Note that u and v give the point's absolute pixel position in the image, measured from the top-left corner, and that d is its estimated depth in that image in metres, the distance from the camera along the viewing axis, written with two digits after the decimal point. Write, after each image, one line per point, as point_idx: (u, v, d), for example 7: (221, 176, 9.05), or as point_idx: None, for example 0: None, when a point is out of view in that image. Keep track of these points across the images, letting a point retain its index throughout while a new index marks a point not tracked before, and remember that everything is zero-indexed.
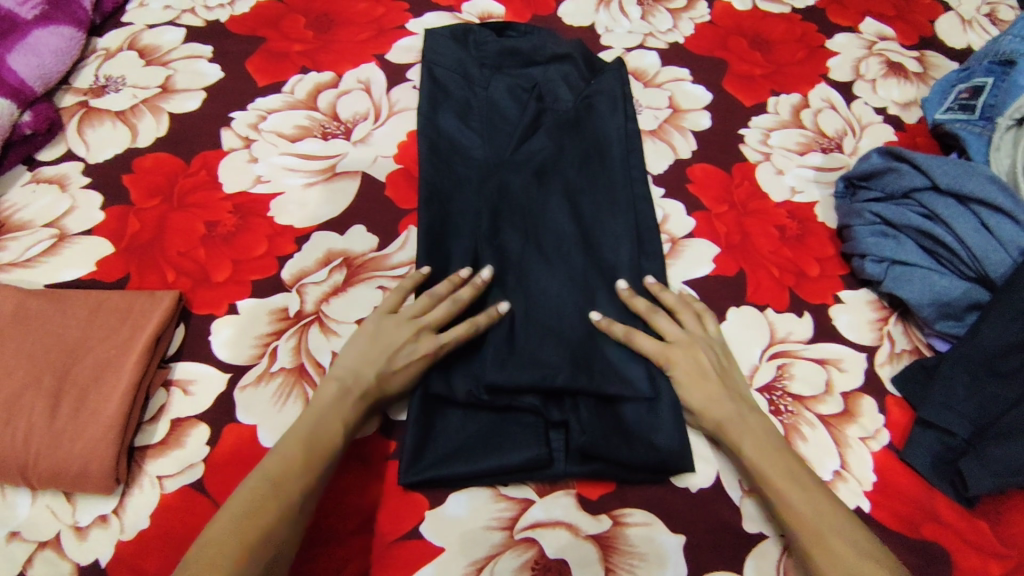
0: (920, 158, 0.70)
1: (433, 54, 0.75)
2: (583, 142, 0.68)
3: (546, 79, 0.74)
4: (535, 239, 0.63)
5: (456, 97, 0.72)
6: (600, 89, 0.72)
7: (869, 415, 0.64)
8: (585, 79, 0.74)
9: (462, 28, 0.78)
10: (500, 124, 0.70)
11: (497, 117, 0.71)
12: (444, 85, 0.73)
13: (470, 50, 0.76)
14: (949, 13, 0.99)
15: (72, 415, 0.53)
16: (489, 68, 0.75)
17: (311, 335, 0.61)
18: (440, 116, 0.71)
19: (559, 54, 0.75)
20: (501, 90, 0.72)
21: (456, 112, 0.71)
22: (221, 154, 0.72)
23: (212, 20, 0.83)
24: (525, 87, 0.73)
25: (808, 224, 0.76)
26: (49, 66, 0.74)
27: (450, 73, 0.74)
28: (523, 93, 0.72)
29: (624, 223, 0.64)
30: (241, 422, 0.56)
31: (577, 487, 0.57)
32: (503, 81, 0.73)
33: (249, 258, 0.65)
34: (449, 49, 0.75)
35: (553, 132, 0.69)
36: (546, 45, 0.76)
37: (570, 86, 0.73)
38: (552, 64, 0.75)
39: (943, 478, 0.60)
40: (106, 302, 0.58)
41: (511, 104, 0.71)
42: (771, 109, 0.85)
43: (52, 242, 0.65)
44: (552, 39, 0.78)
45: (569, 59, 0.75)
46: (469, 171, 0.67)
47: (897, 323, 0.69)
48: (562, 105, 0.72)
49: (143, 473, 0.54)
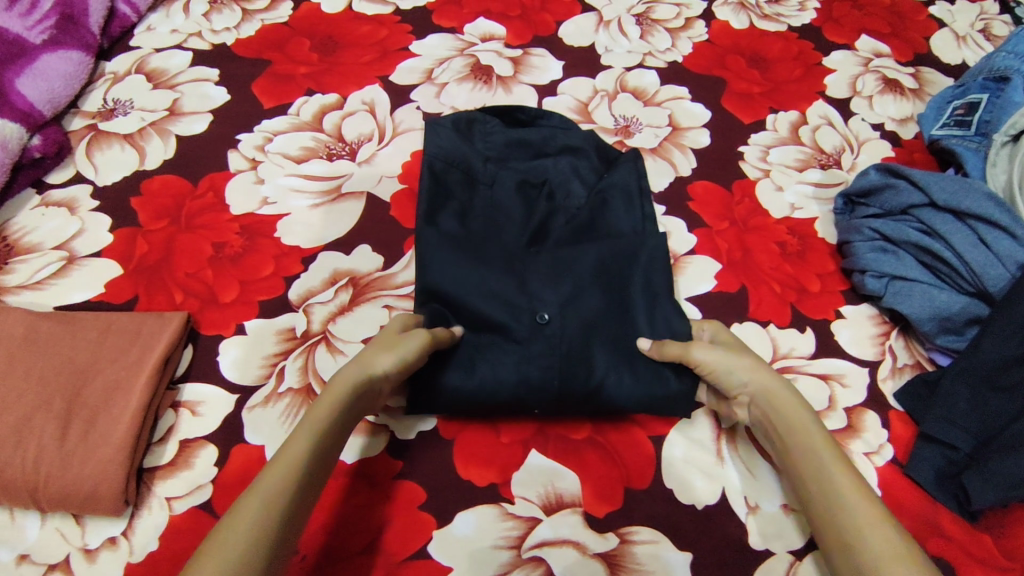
0: (917, 174, 0.71)
1: (433, 145, 0.70)
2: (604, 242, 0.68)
3: (557, 173, 0.72)
4: (577, 346, 0.58)
5: (458, 200, 0.68)
6: (615, 181, 0.70)
7: (872, 430, 0.64)
8: (597, 170, 0.73)
9: (466, 116, 0.74)
10: (506, 226, 0.68)
11: (502, 220, 0.68)
12: (447, 186, 0.69)
13: (474, 143, 0.72)
14: (944, 29, 1.01)
15: (82, 437, 0.53)
16: (494, 162, 0.72)
17: (318, 355, 0.61)
18: (441, 216, 0.67)
19: (571, 147, 0.73)
20: (508, 189, 0.70)
21: (456, 213, 0.67)
22: (228, 175, 0.73)
23: (219, 43, 0.85)
24: (533, 183, 0.71)
25: (808, 240, 0.76)
26: (58, 91, 0.75)
27: (450, 168, 0.69)
28: (532, 191, 0.70)
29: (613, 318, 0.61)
30: (249, 442, 0.57)
31: (584, 505, 0.57)
32: (511, 177, 0.71)
33: (256, 278, 0.66)
34: (449, 137, 0.71)
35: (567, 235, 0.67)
36: (557, 133, 0.74)
37: (580, 179, 0.72)
38: (564, 155, 0.73)
39: (946, 493, 0.60)
40: (116, 324, 0.58)
41: (518, 203, 0.69)
42: (769, 126, 0.86)
43: (61, 264, 0.66)
44: (569, 130, 0.75)
45: (581, 152, 0.73)
46: (493, 270, 0.61)
47: (898, 337, 0.70)
48: (575, 202, 0.70)
49: (151, 494, 0.54)
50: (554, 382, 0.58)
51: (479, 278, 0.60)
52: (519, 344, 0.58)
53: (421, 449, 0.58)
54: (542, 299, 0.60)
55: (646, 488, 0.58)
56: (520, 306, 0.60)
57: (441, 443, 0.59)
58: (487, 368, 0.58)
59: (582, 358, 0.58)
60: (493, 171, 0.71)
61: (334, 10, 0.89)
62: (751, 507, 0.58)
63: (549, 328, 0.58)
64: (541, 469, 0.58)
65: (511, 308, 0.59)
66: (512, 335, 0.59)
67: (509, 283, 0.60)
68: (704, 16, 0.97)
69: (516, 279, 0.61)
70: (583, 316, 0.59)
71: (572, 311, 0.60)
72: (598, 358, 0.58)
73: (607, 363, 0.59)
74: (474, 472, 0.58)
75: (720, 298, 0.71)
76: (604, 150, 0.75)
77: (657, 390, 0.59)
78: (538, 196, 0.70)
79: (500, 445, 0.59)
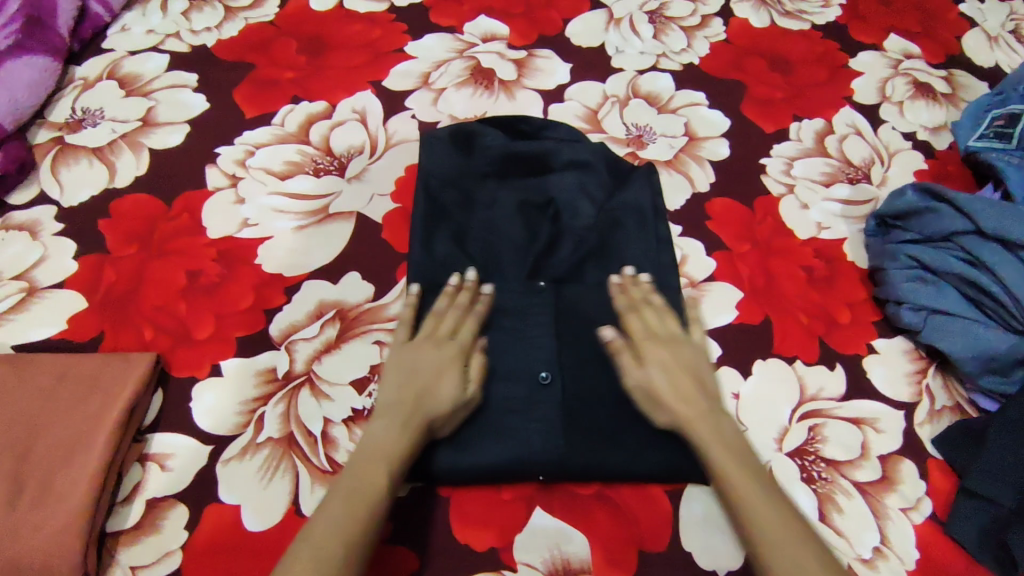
0: (961, 198, 0.64)
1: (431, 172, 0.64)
2: (615, 272, 0.61)
3: (562, 191, 0.64)
4: (593, 407, 0.55)
5: (455, 222, 0.62)
6: (628, 200, 0.64)
7: (909, 482, 0.59)
8: (607, 187, 0.66)
9: (464, 126, 0.67)
10: (507, 252, 0.61)
11: (503, 244, 0.61)
12: (443, 206, 0.63)
13: (473, 157, 0.66)
14: (975, 29, 0.93)
15: (35, 503, 0.48)
16: (494, 178, 0.65)
17: (301, 400, 0.56)
18: (435, 242, 0.61)
19: (580, 161, 0.66)
20: (509, 208, 0.63)
21: (453, 243, 0.61)
22: (205, 194, 0.67)
23: (198, 45, 0.78)
24: (536, 202, 0.64)
25: (837, 264, 0.70)
26: (21, 101, 0.68)
27: (447, 186, 0.64)
28: (535, 212, 0.63)
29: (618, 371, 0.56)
30: (223, 501, 0.51)
31: (594, 571, 0.51)
32: (513, 196, 0.64)
33: (233, 312, 0.60)
34: (445, 158, 0.65)
35: (573, 263, 0.61)
36: (563, 145, 0.67)
37: (588, 197, 0.64)
38: (571, 170, 0.66)
39: (990, 553, 0.55)
40: (75, 370, 0.53)
41: (519, 226, 0.62)
42: (793, 136, 0.80)
43: (21, 297, 0.60)
44: (576, 142, 0.68)
45: (590, 167, 0.66)
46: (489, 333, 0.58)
47: (936, 376, 0.64)
48: (582, 223, 0.62)
49: (114, 562, 0.49)
50: (560, 446, 0.53)
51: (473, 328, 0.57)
52: (520, 408, 0.55)
53: (413, 507, 0.53)
54: (538, 357, 0.57)
55: (663, 551, 0.52)
56: (517, 366, 0.56)
57: (436, 501, 0.53)
58: (480, 442, 0.53)
59: (599, 421, 0.54)
60: (494, 189, 0.65)
61: (323, 8, 0.82)
62: None
63: (549, 389, 0.55)
64: (546, 530, 0.53)
65: (512, 368, 0.56)
66: (513, 398, 0.55)
67: (516, 337, 0.58)
68: (722, 13, 0.90)
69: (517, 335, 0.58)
70: (583, 375, 0.56)
71: (572, 372, 0.56)
72: (603, 421, 0.54)
73: (615, 424, 0.55)
74: (472, 534, 0.52)
75: (742, 330, 0.65)
76: (615, 164, 0.68)
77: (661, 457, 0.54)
78: (542, 217, 0.63)
79: (500, 502, 0.54)
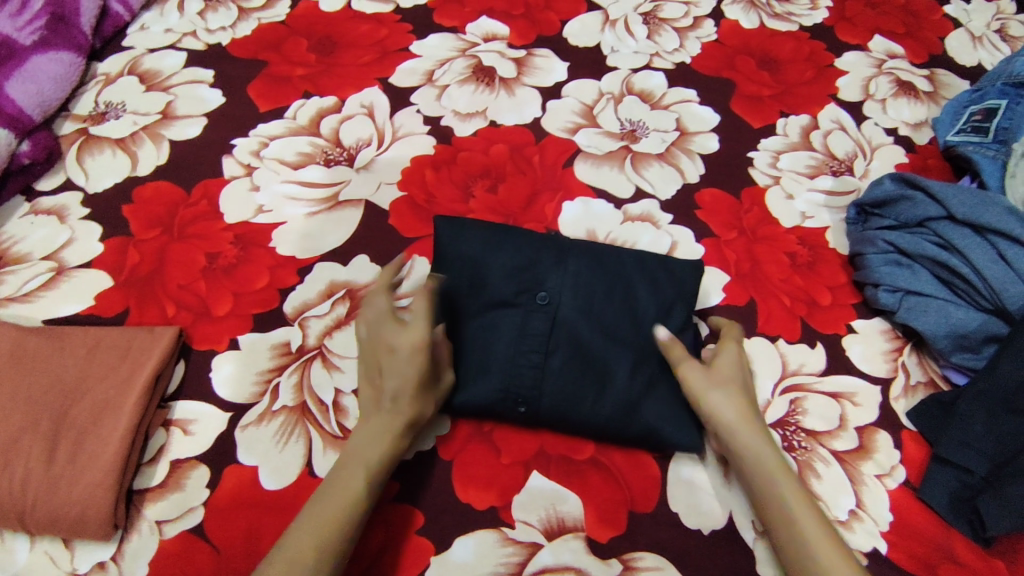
0: (935, 186, 0.69)
1: (458, 229, 0.60)
2: (613, 332, 0.58)
3: (573, 315, 0.57)
4: (587, 354, 0.57)
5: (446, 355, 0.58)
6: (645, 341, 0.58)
7: (884, 451, 0.63)
8: (629, 336, 0.58)
9: (499, 232, 0.60)
10: (503, 361, 0.56)
11: (497, 358, 0.57)
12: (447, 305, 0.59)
13: (496, 278, 0.58)
14: (959, 29, 0.98)
15: (69, 460, 0.52)
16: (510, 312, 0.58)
17: (314, 371, 0.60)
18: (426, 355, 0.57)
19: (612, 269, 0.59)
20: (509, 328, 0.57)
21: (480, 239, 0.59)
22: (222, 182, 0.71)
23: (214, 43, 0.82)
24: (539, 330, 0.57)
25: (819, 250, 0.74)
26: (48, 94, 0.73)
27: (469, 239, 0.59)
28: (537, 345, 0.56)
29: (615, 308, 0.58)
30: (242, 463, 0.55)
31: (586, 529, 0.55)
32: (514, 325, 0.57)
33: (250, 290, 0.64)
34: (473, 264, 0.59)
35: (571, 365, 0.56)
36: (597, 277, 0.59)
37: (600, 332, 0.57)
38: (592, 295, 0.58)
39: (959, 517, 0.59)
40: (105, 340, 0.57)
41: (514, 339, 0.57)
42: (780, 131, 0.84)
43: (50, 275, 0.64)
44: (609, 274, 0.59)
45: (627, 295, 0.59)
46: (493, 320, 0.58)
47: (911, 354, 0.68)
48: (587, 354, 0.57)
49: (141, 517, 0.53)
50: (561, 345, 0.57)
51: (473, 312, 0.58)
52: (518, 328, 0.57)
53: (419, 469, 0.57)
54: (547, 279, 0.58)
55: (650, 511, 0.56)
56: (523, 281, 0.58)
57: (440, 464, 0.57)
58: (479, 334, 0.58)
59: (596, 360, 0.57)
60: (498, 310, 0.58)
61: (332, 9, 0.86)
62: (759, 531, 0.56)
63: (549, 306, 0.58)
64: (543, 491, 0.56)
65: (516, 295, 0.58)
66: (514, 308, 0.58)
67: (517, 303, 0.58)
68: (713, 15, 0.94)
69: (558, 255, 0.59)
70: (584, 299, 0.58)
71: (571, 291, 0.58)
72: (594, 345, 0.57)
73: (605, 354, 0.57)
74: (473, 495, 0.56)
75: (728, 311, 0.69)
76: (657, 305, 0.59)
77: (647, 374, 0.57)
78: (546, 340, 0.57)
79: (500, 466, 0.57)
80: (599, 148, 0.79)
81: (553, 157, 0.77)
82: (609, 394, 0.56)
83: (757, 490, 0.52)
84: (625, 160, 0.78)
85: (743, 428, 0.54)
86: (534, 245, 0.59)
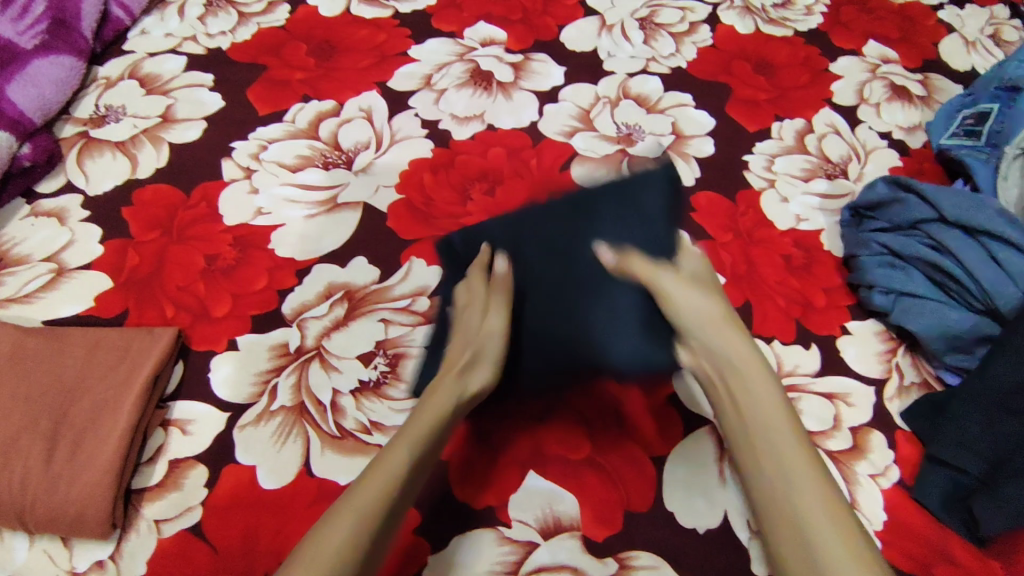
0: (928, 188, 0.69)
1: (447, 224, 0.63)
2: (574, 282, 0.53)
3: (533, 278, 0.55)
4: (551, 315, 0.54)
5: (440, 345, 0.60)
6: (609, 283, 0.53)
7: (878, 451, 0.63)
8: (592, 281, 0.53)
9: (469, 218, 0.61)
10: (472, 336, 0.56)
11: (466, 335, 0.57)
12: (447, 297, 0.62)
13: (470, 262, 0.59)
14: (952, 35, 0.99)
15: (68, 459, 0.52)
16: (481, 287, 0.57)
17: (312, 372, 0.60)
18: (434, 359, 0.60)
19: (566, 210, 0.54)
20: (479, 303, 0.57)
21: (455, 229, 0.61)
22: (221, 185, 0.71)
23: (214, 47, 0.83)
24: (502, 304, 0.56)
25: (814, 252, 0.75)
26: (49, 97, 0.73)
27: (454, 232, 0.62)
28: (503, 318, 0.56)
29: (571, 256, 0.54)
30: (240, 462, 0.56)
31: (583, 528, 0.55)
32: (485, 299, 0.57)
33: (249, 291, 0.64)
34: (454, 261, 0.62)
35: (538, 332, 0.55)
36: (552, 224, 0.55)
37: (560, 287, 0.54)
38: (549, 248, 0.54)
39: (953, 516, 0.59)
40: (104, 340, 0.57)
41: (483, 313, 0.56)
42: (775, 134, 0.84)
43: (50, 277, 0.64)
44: (560, 216, 0.54)
45: (580, 236, 0.54)
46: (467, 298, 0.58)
47: (905, 355, 0.68)
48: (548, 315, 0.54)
49: (140, 516, 0.53)
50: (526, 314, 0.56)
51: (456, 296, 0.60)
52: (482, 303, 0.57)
53: None
54: (505, 244, 0.57)
55: (646, 511, 0.56)
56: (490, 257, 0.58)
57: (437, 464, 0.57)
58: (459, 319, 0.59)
59: (560, 318, 0.54)
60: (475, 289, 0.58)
61: (331, 14, 0.87)
62: (755, 530, 0.56)
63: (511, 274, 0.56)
64: (539, 490, 0.57)
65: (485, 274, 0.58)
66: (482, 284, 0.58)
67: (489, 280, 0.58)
68: (709, 20, 0.95)
69: (577, 229, 0.54)
70: (539, 257, 0.55)
71: (526, 251, 0.55)
72: (557, 303, 0.54)
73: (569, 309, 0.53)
74: (471, 494, 0.56)
75: None
76: (613, 240, 0.53)
77: (618, 319, 0.52)
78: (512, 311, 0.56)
79: (497, 466, 0.58)
80: (596, 152, 0.79)
81: (550, 160, 0.78)
82: (577, 353, 0.53)
83: (766, 431, 0.48)
84: (621, 163, 0.79)
85: (752, 373, 0.51)
86: (494, 220, 0.58)
